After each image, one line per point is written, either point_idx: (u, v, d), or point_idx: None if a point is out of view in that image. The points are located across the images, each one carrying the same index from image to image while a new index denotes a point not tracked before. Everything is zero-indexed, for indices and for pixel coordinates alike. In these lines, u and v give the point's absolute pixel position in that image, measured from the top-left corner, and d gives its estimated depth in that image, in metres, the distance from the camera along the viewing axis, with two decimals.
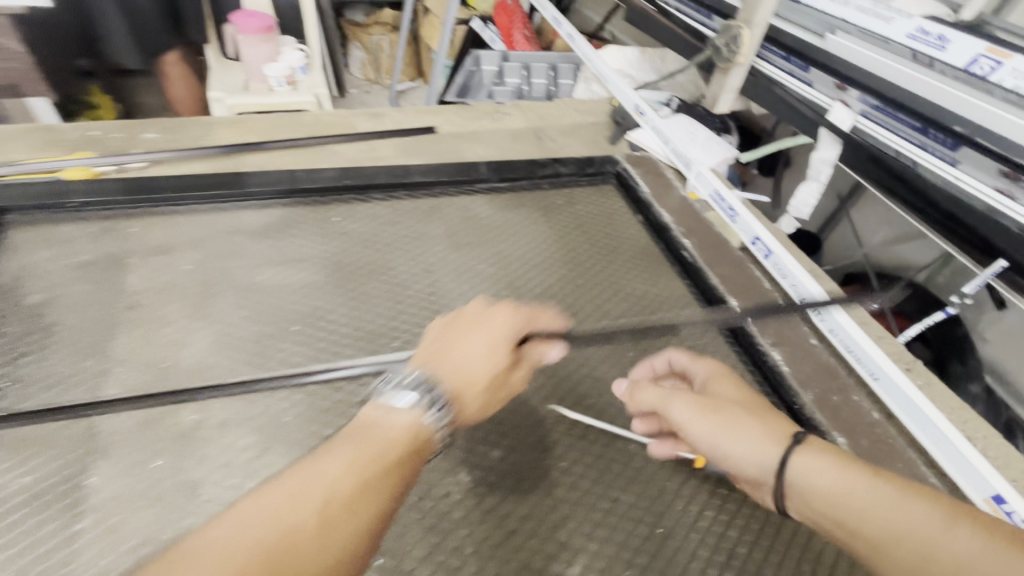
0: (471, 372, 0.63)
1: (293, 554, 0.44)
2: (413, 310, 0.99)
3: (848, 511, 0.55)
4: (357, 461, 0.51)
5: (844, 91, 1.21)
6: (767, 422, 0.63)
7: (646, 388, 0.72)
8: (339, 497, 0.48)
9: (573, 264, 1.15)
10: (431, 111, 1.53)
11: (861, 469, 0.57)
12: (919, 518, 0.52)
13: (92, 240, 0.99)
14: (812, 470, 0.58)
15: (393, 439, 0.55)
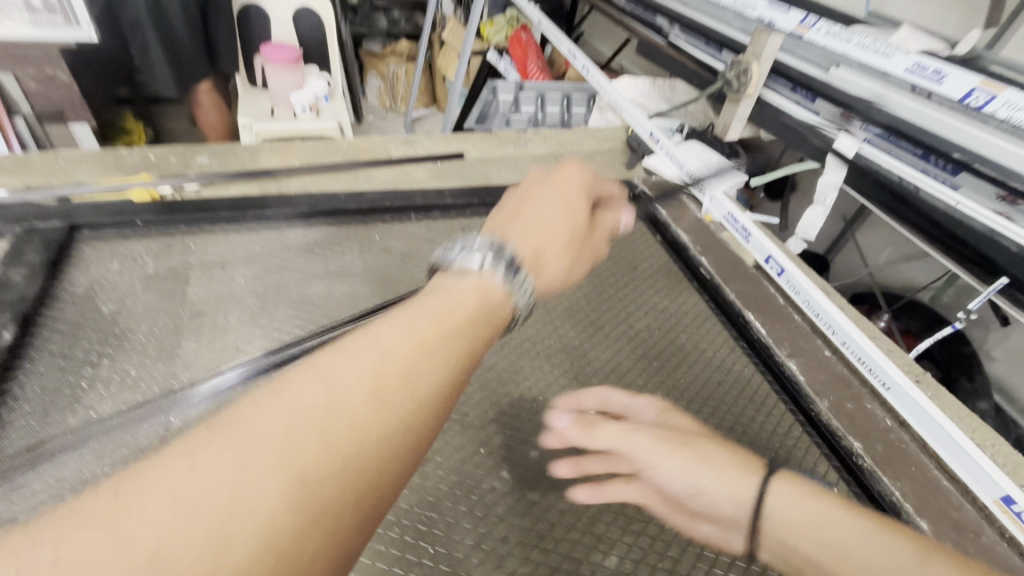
0: (549, 239, 0.71)
1: (349, 411, 0.45)
2: None
3: (823, 547, 0.57)
4: (404, 334, 0.53)
5: (849, 122, 1.31)
6: (736, 456, 0.66)
7: (604, 426, 0.73)
8: (393, 364, 0.49)
9: (597, 278, 1.22)
10: (459, 138, 1.63)
11: (833, 507, 0.60)
12: (890, 555, 0.55)
13: (156, 254, 1.07)
14: (787, 507, 0.60)
15: (446, 316, 0.56)
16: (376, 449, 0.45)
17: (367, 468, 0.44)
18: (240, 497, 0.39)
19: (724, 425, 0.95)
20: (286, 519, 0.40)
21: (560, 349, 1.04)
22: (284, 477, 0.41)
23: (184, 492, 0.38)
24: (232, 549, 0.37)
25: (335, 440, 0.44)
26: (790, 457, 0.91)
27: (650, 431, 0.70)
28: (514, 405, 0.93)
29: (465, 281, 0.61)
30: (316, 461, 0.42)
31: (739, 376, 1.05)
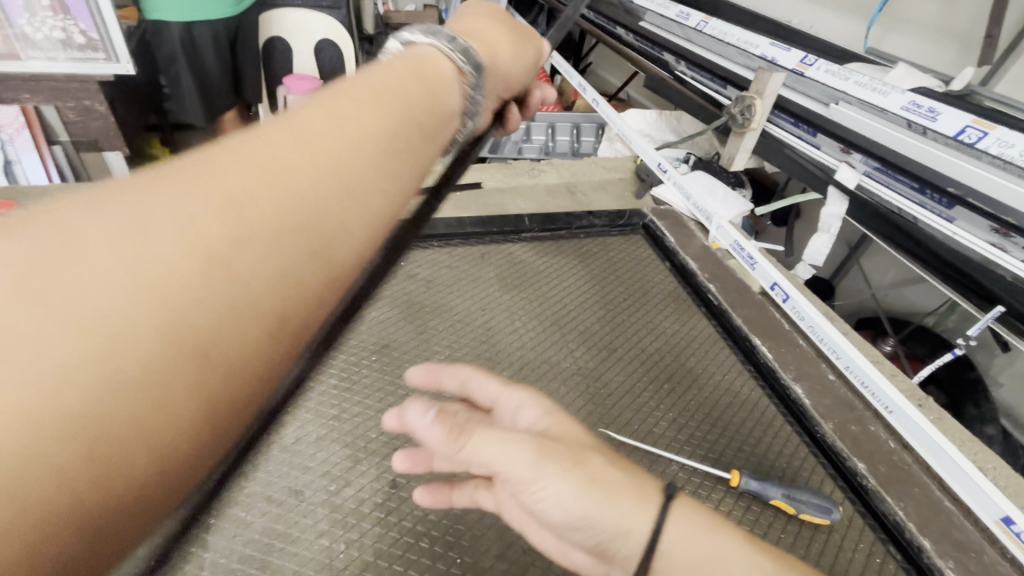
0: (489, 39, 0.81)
1: (283, 153, 0.44)
2: (471, 343, 1.12)
3: None
4: (354, 94, 0.52)
5: (848, 154, 1.37)
6: (629, 477, 0.56)
7: (480, 432, 0.54)
8: (327, 121, 0.49)
9: (608, 302, 1.28)
10: (477, 169, 1.72)
11: (735, 547, 0.54)
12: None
13: None
14: (687, 542, 0.53)
15: (390, 92, 0.55)
16: (315, 184, 0.44)
17: (305, 200, 0.43)
18: (172, 208, 0.38)
19: (732, 444, 1.00)
20: (221, 233, 0.39)
21: (575, 369, 1.10)
22: (214, 197, 0.40)
23: (114, 200, 0.37)
24: (163, 245, 0.36)
25: (267, 170, 0.43)
26: (797, 476, 0.96)
27: (535, 440, 0.54)
28: None
29: (394, 66, 0.60)
30: (248, 186, 0.42)
31: (747, 398, 1.10)
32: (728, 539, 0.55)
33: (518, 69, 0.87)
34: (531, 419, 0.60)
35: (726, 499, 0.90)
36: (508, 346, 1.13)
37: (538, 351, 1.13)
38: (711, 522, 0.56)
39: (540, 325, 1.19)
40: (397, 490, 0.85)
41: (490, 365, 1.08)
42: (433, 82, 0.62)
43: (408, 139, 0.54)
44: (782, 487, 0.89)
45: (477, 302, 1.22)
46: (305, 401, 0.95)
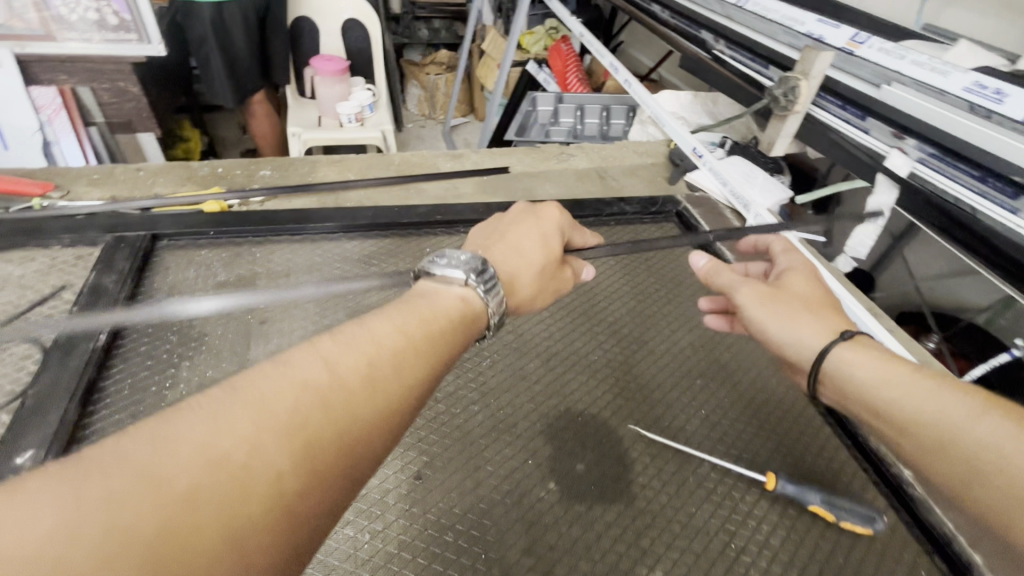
0: (532, 264, 0.82)
1: (346, 401, 0.54)
2: (497, 332, 1.09)
3: (888, 398, 0.65)
4: (406, 327, 0.63)
5: (902, 140, 1.27)
6: (822, 320, 0.75)
7: (728, 270, 0.84)
8: (385, 369, 0.58)
9: (639, 294, 1.24)
10: (504, 153, 1.68)
11: (903, 367, 0.67)
12: (940, 401, 0.62)
13: (226, 263, 1.15)
14: (855, 364, 0.68)
15: (434, 331, 0.65)
16: (360, 438, 0.54)
17: (349, 452, 0.53)
18: (258, 456, 0.47)
19: (768, 446, 0.95)
20: (288, 478, 0.48)
21: (604, 365, 1.06)
22: (289, 445, 0.49)
23: (208, 425, 0.47)
24: (251, 496, 0.46)
25: (330, 424, 0.52)
26: (837, 482, 0.91)
27: (761, 286, 0.80)
28: (562, 415, 0.96)
29: (442, 306, 0.69)
30: (319, 428, 0.51)
31: (785, 397, 1.04)
32: (894, 368, 0.67)
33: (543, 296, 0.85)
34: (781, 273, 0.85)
35: (761, 503, 0.87)
36: (535, 338, 1.09)
37: (566, 346, 1.09)
38: (885, 358, 0.68)
39: (568, 317, 1.15)
40: (422, 481, 0.84)
41: (515, 355, 1.05)
42: (474, 330, 0.71)
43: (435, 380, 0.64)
44: (821, 493, 0.84)
45: None
46: None
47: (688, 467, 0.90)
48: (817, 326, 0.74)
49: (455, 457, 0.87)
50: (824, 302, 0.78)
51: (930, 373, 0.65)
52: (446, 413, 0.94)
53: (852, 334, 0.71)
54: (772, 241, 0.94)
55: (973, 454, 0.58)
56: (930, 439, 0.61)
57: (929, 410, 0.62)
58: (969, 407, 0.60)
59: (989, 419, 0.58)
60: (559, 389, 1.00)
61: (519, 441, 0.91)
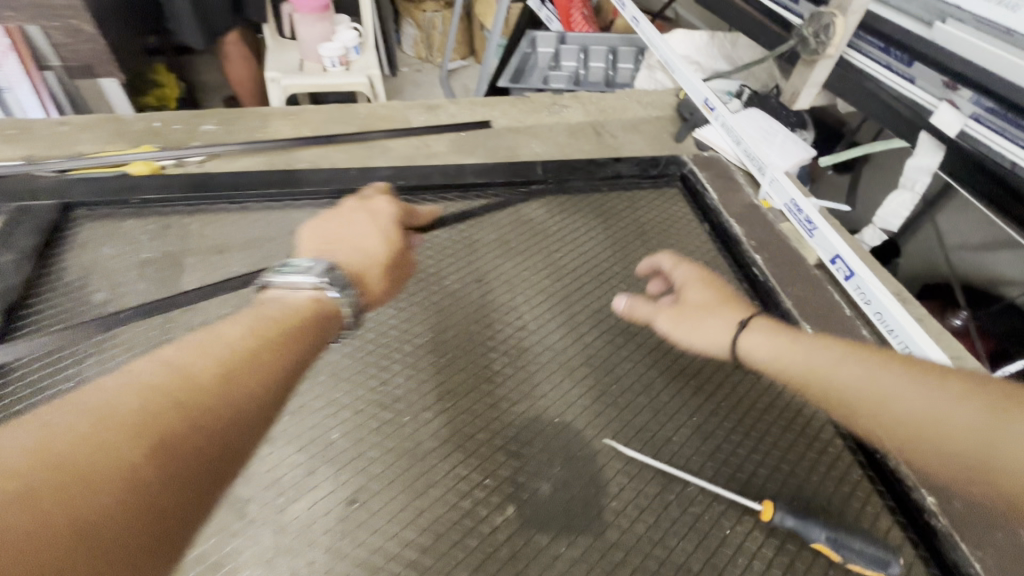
0: (378, 252, 0.71)
1: (199, 395, 0.47)
2: (460, 324, 0.95)
3: (800, 371, 0.65)
4: (259, 326, 0.56)
5: (954, 91, 1.05)
6: (729, 318, 0.73)
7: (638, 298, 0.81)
8: (241, 360, 0.51)
9: (629, 275, 1.07)
10: (486, 104, 1.47)
11: (807, 339, 0.67)
12: (833, 363, 0.63)
13: (152, 237, 1.01)
14: (765, 349, 0.68)
15: (296, 324, 0.58)
16: (225, 433, 0.47)
17: (215, 449, 0.46)
18: (102, 459, 0.40)
19: (768, 464, 0.81)
20: (146, 475, 0.41)
21: (583, 363, 0.91)
22: (140, 444, 0.42)
23: (36, 443, 0.39)
24: (104, 498, 0.39)
25: (183, 419, 0.45)
26: (847, 510, 0.77)
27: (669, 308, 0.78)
28: (530, 424, 0.82)
29: (296, 300, 0.61)
30: (175, 426, 0.45)
31: (792, 403, 0.89)
32: (788, 340, 0.68)
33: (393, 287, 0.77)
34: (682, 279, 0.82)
35: (753, 536, 0.74)
36: (504, 330, 0.95)
37: (538, 338, 0.94)
38: (791, 335, 0.68)
39: (545, 304, 1.00)
40: (356, 506, 0.72)
41: (481, 352, 0.91)
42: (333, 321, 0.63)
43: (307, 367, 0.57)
44: (829, 528, 0.71)
45: (473, 272, 1.03)
46: None
47: (671, 490, 0.77)
48: (730, 325, 0.72)
49: (400, 476, 0.75)
50: (723, 299, 0.76)
51: (810, 335, 0.67)
52: (391, 420, 0.80)
53: (748, 321, 0.71)
54: (657, 258, 0.87)
55: (879, 409, 0.59)
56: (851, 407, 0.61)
57: (826, 370, 0.63)
58: (855, 362, 0.62)
59: (884, 372, 0.60)
60: (527, 392, 0.87)
61: (476, 457, 0.78)
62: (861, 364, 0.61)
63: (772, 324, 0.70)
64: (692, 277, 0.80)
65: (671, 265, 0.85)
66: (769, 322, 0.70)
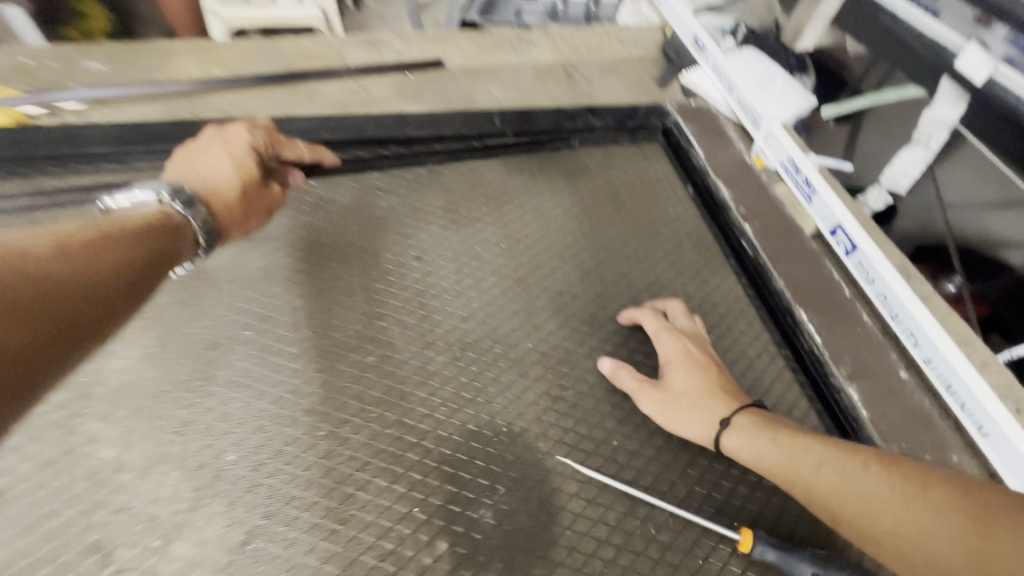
0: (223, 187, 0.68)
1: (55, 263, 0.44)
2: (394, 313, 0.79)
3: (774, 464, 0.65)
4: (107, 227, 0.52)
5: (986, 29, 0.94)
6: (704, 403, 0.71)
7: (623, 370, 0.75)
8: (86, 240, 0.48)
9: (599, 248, 0.92)
10: (440, 39, 1.24)
11: (779, 434, 0.67)
12: (814, 465, 0.63)
13: (9, 206, 0.81)
14: (735, 445, 0.68)
15: (148, 235, 0.55)
16: (79, 301, 0.44)
17: (67, 313, 0.43)
18: None
19: (750, 480, 0.71)
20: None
21: (539, 360, 0.77)
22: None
23: None
24: None
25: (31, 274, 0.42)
26: (837, 534, 0.68)
27: (654, 389, 0.73)
28: (473, 438, 0.69)
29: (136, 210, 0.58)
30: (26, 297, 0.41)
31: (779, 405, 0.78)
32: (769, 438, 0.67)
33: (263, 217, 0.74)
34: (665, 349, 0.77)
35: (728, 569, 0.64)
36: (447, 320, 0.80)
37: (488, 329, 0.80)
38: (765, 430, 0.68)
39: (499, 288, 0.84)
40: (253, 547, 0.59)
41: (418, 348, 0.76)
42: (184, 236, 0.60)
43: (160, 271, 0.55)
44: (816, 564, 0.60)
45: (413, 248, 0.87)
46: (135, 401, 0.66)
47: (637, 515, 0.66)
48: (712, 417, 0.70)
49: (311, 508, 0.62)
50: (708, 385, 0.72)
51: (789, 430, 0.67)
52: (303, 437, 0.66)
53: (731, 420, 0.69)
54: (642, 316, 0.81)
55: (867, 519, 0.58)
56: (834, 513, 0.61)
57: (807, 474, 0.63)
58: (837, 466, 0.62)
59: (867, 479, 0.60)
60: (472, 397, 0.73)
61: (405, 481, 0.65)
62: (841, 468, 0.62)
63: (757, 420, 0.69)
64: (676, 354, 0.75)
65: (656, 335, 0.78)
66: (750, 414, 0.70)
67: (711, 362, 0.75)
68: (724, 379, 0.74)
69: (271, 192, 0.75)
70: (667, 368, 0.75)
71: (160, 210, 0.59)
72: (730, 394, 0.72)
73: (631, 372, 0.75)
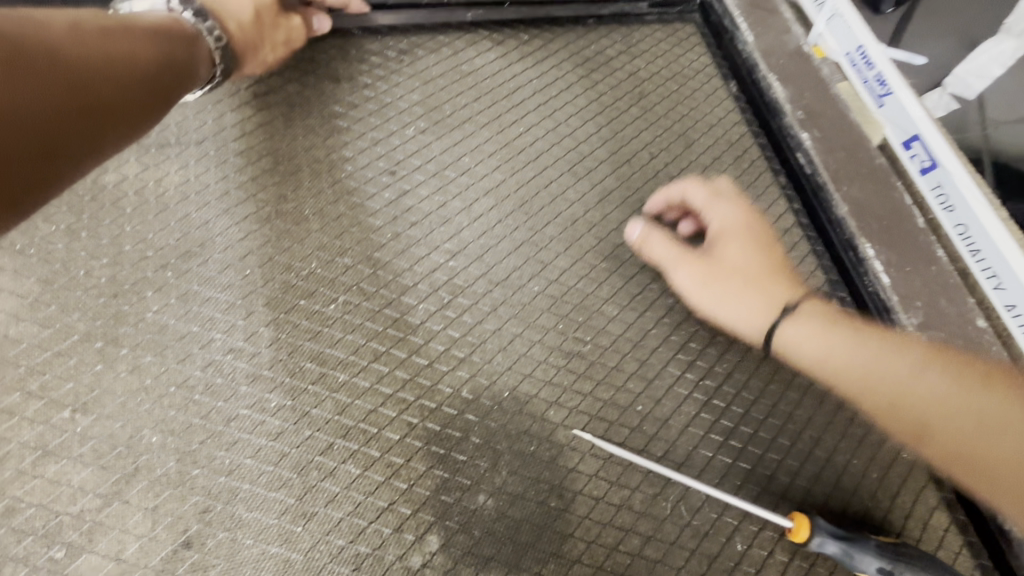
0: (233, 9, 0.61)
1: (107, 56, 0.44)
2: (362, 246, 0.61)
3: (847, 365, 0.53)
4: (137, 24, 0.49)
5: None
6: (759, 284, 0.58)
7: (657, 239, 0.64)
8: (94, 30, 0.44)
9: (621, 161, 0.73)
10: None
11: (862, 330, 0.54)
12: (911, 373, 0.50)
13: None
14: (795, 339, 0.55)
15: (167, 34, 0.51)
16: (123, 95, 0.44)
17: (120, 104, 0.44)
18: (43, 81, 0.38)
19: (798, 451, 0.60)
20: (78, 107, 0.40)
21: (548, 306, 0.62)
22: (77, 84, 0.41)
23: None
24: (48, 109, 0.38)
25: (39, 41, 0.39)
26: (892, 512, 0.58)
27: (695, 263, 0.61)
28: (469, 409, 0.55)
29: (143, 13, 0.51)
30: (98, 85, 0.42)
31: None
32: (851, 335, 0.53)
33: (278, 52, 0.66)
34: (717, 219, 0.63)
35: (773, 559, 0.54)
36: (431, 257, 0.62)
37: (484, 268, 0.63)
38: (844, 325, 0.54)
39: (496, 213, 0.66)
40: (192, 554, 0.46)
41: (393, 294, 0.59)
42: (201, 49, 0.54)
43: (176, 96, 0.51)
44: (885, 557, 0.51)
45: (384, 158, 0.66)
46: (13, 371, 0.49)
47: (668, 499, 0.55)
48: (767, 301, 0.58)
49: (263, 506, 0.48)
50: (766, 265, 0.59)
51: (874, 326, 0.54)
52: (246, 413, 0.51)
53: (792, 307, 0.56)
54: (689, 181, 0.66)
55: (968, 438, 0.47)
56: (917, 427, 0.50)
57: (897, 380, 0.51)
58: (943, 376, 0.50)
59: (979, 394, 0.48)
60: (465, 356, 0.58)
61: (383, 466, 0.51)
62: (948, 379, 0.49)
63: (824, 311, 0.56)
64: (730, 227, 0.62)
65: (705, 204, 0.65)
66: (821, 309, 0.56)
67: (771, 239, 0.62)
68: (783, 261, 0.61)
69: (292, 24, 0.66)
70: (718, 241, 0.62)
71: (172, 16, 0.53)
72: (793, 275, 0.60)
73: (669, 241, 0.63)
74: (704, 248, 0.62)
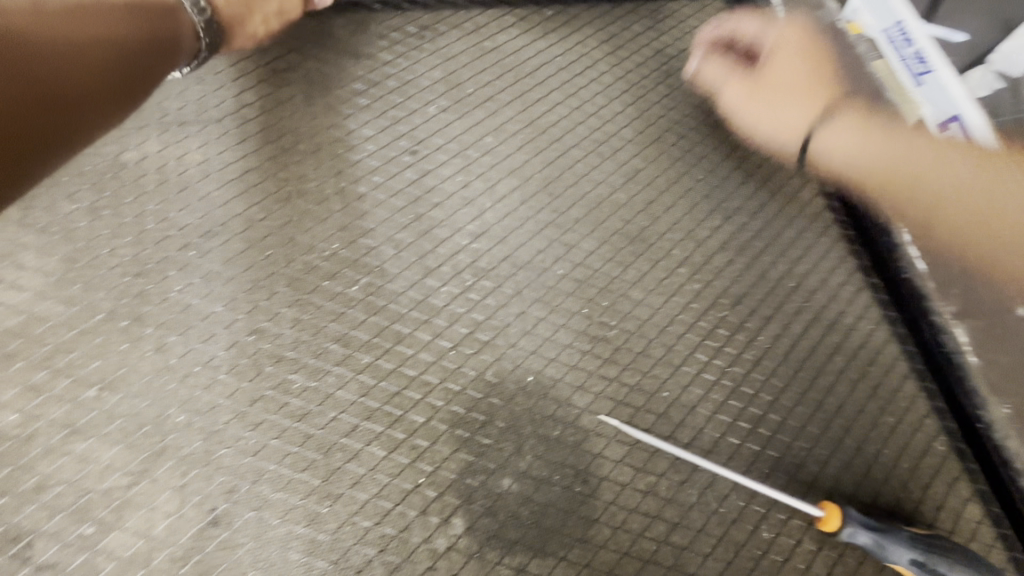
0: None
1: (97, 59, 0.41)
2: (385, 227, 0.60)
3: (875, 163, 0.58)
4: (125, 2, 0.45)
5: None
6: (806, 88, 0.65)
7: (706, 65, 0.73)
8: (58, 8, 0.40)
9: (647, 140, 0.71)
10: None
11: (899, 134, 0.57)
12: (942, 159, 0.53)
13: None
14: (835, 142, 0.61)
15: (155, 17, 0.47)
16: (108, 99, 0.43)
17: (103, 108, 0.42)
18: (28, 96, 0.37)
19: (828, 440, 0.58)
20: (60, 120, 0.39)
21: (573, 289, 0.60)
22: (59, 97, 0.39)
23: None
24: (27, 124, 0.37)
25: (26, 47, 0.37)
26: (923, 503, 0.57)
27: (745, 80, 0.69)
28: (493, 392, 0.54)
29: None
30: (85, 93, 0.40)
31: (863, 348, 0.63)
32: (883, 137, 0.58)
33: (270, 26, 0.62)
34: (770, 39, 0.69)
35: (801, 548, 0.54)
36: (454, 239, 0.61)
37: (508, 250, 0.61)
38: (885, 129, 0.58)
39: (519, 195, 0.65)
40: (220, 533, 0.46)
41: (416, 276, 0.58)
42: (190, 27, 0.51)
43: (154, 79, 0.47)
44: (917, 548, 0.50)
45: (405, 137, 0.65)
46: (40, 348, 0.49)
47: (695, 486, 0.54)
48: (809, 108, 0.64)
49: (289, 487, 0.48)
50: (813, 74, 0.66)
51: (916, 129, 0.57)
52: (271, 394, 0.51)
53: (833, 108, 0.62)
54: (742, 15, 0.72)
55: (986, 200, 0.50)
56: (921, 214, 0.54)
57: (924, 165, 0.54)
58: (981, 160, 0.52)
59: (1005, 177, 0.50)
60: (489, 339, 0.57)
61: (408, 448, 0.51)
62: (981, 164, 0.52)
63: (862, 114, 0.61)
64: (783, 42, 0.68)
65: (758, 31, 0.71)
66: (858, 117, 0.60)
67: (821, 51, 0.68)
68: (835, 80, 0.65)
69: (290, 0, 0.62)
70: (770, 56, 0.68)
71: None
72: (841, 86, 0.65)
73: (721, 62, 0.72)
74: (755, 70, 0.69)
